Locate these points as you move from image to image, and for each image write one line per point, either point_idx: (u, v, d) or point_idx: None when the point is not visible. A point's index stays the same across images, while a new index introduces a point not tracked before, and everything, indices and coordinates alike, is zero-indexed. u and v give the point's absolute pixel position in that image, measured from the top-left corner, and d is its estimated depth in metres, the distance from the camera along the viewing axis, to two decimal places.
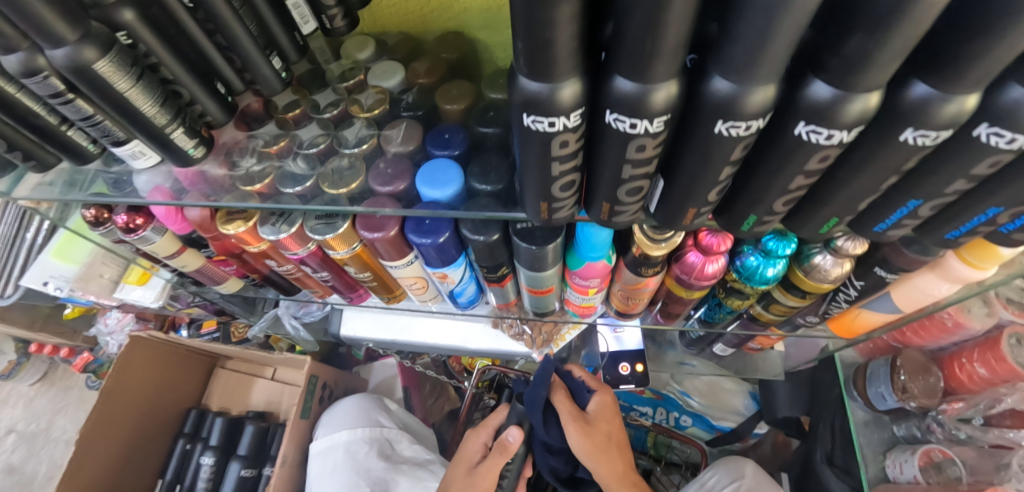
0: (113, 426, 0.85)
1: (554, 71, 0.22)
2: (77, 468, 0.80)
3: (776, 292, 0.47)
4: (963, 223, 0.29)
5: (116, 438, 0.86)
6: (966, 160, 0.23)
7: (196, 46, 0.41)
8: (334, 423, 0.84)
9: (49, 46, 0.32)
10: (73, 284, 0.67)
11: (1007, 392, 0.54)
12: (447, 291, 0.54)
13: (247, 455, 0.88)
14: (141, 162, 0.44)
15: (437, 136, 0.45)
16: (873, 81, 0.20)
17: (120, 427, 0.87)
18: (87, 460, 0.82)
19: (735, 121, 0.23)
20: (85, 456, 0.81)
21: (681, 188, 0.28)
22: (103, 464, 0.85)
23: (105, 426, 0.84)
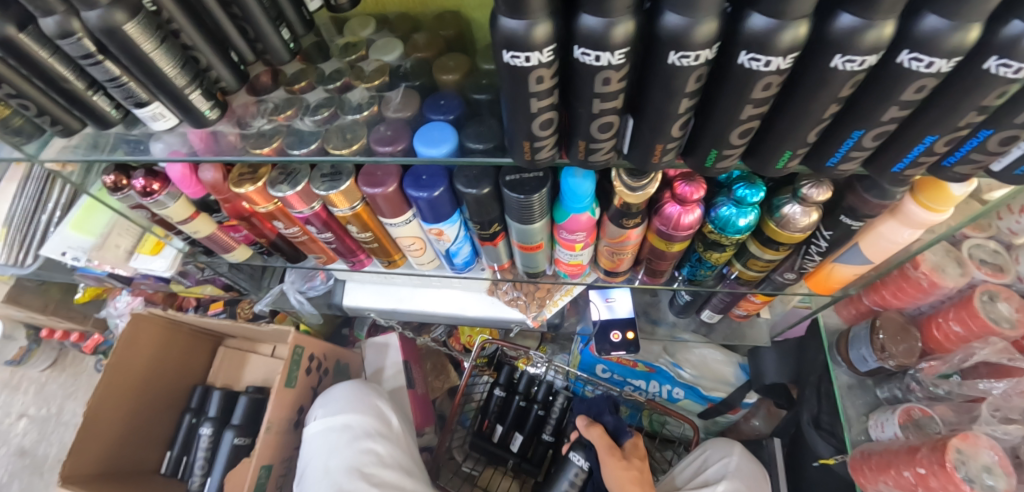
0: (120, 398, 0.89)
1: (528, 8, 0.25)
2: (87, 435, 0.84)
3: (754, 246, 0.49)
4: (906, 155, 0.32)
5: (123, 409, 0.90)
6: (895, 86, 0.26)
7: (212, 17, 0.46)
8: (334, 406, 0.83)
9: (84, 8, 0.35)
10: (91, 254, 0.71)
11: (979, 347, 0.56)
12: (443, 251, 0.57)
13: (240, 425, 0.90)
14: (160, 124, 0.48)
15: (434, 103, 0.49)
16: (801, 9, 0.23)
17: (125, 399, 0.90)
18: (96, 428, 0.86)
19: (685, 51, 0.26)
20: (94, 424, 0.85)
21: (648, 124, 0.32)
22: (112, 434, 0.89)
23: (112, 397, 0.88)
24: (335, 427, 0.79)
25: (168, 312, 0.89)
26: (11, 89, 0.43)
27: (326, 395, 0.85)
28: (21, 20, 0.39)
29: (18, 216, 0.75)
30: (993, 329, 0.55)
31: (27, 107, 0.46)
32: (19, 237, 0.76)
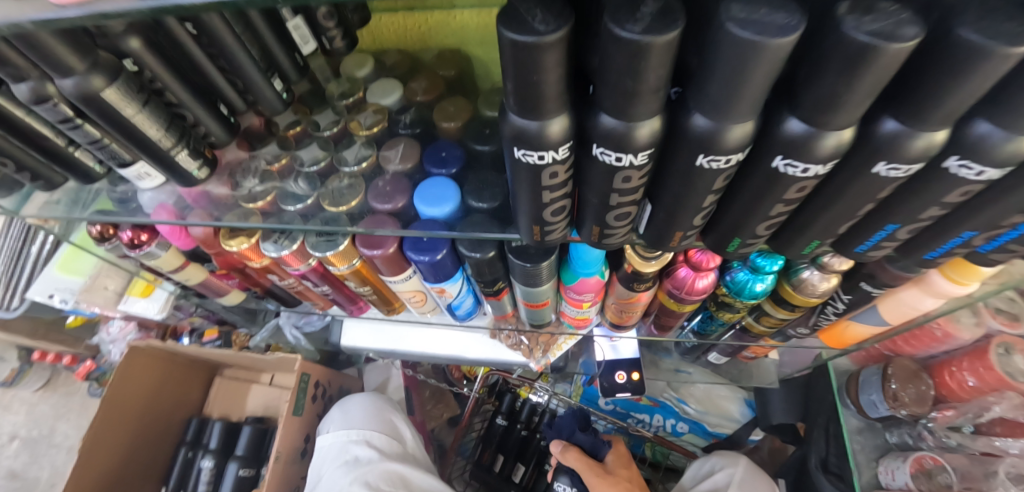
0: (115, 435, 0.86)
1: (544, 108, 0.23)
2: (82, 473, 0.82)
3: (768, 305, 0.48)
4: (940, 246, 0.30)
5: (117, 446, 0.87)
6: (939, 188, 0.24)
7: (200, 71, 0.42)
8: (349, 421, 0.83)
9: (57, 76, 0.32)
10: (79, 297, 0.67)
11: (995, 401, 0.55)
12: (445, 304, 0.55)
13: (245, 455, 0.88)
14: (147, 183, 0.44)
15: (434, 154, 0.46)
16: (845, 119, 0.21)
17: (122, 434, 0.88)
18: (90, 467, 0.83)
19: (715, 155, 0.24)
20: (88, 464, 0.83)
21: (668, 212, 0.30)
22: (106, 471, 0.86)
23: (106, 434, 0.85)
24: (352, 440, 0.79)
25: (163, 345, 0.87)
26: None
27: (340, 407, 0.85)
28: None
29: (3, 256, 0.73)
30: (1009, 383, 0.53)
31: (5, 165, 0.42)
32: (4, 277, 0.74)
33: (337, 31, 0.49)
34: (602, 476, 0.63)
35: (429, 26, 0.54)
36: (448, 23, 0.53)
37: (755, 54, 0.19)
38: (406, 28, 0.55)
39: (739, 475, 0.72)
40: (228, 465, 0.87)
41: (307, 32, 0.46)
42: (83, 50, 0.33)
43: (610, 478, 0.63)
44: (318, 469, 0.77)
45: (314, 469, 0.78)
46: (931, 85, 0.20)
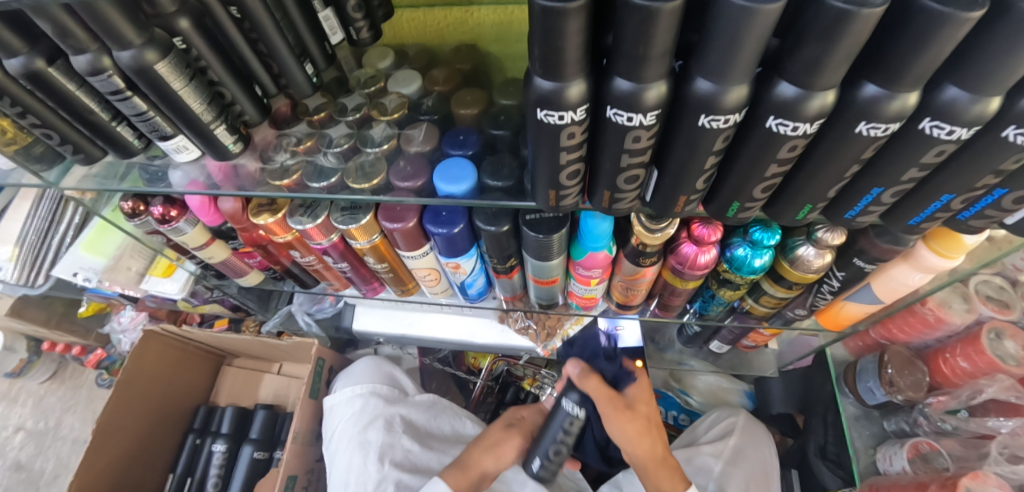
0: (130, 418, 0.87)
1: (564, 72, 0.26)
2: (99, 455, 0.83)
3: (766, 283, 0.50)
4: (922, 210, 0.33)
5: (131, 428, 0.88)
6: (915, 149, 0.27)
7: (238, 54, 0.45)
8: (353, 380, 0.86)
9: (117, 48, 0.36)
10: (102, 275, 0.70)
11: (987, 384, 0.57)
12: (458, 283, 0.57)
13: (259, 439, 0.91)
14: (183, 156, 0.48)
15: (452, 137, 0.49)
16: (828, 81, 0.24)
17: (136, 417, 0.89)
18: (105, 449, 0.84)
19: (715, 115, 0.27)
20: (104, 446, 0.83)
21: (673, 177, 0.33)
22: (119, 455, 0.86)
23: (122, 417, 0.86)
24: (359, 394, 0.83)
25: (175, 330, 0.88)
26: (35, 118, 0.44)
27: (342, 373, 0.88)
28: (51, 55, 0.39)
29: (31, 235, 0.74)
30: (999, 367, 0.55)
31: (51, 135, 0.46)
32: (30, 257, 0.75)
33: (365, 23, 0.51)
34: (619, 409, 0.59)
35: (447, 24, 0.58)
36: (464, 20, 0.57)
37: (749, 20, 0.22)
38: (427, 25, 0.58)
39: (740, 424, 0.79)
40: (243, 447, 0.90)
41: (336, 22, 0.49)
42: (140, 26, 0.36)
43: (628, 413, 0.59)
44: (330, 424, 0.82)
45: (326, 425, 0.83)
46: (901, 49, 0.23)
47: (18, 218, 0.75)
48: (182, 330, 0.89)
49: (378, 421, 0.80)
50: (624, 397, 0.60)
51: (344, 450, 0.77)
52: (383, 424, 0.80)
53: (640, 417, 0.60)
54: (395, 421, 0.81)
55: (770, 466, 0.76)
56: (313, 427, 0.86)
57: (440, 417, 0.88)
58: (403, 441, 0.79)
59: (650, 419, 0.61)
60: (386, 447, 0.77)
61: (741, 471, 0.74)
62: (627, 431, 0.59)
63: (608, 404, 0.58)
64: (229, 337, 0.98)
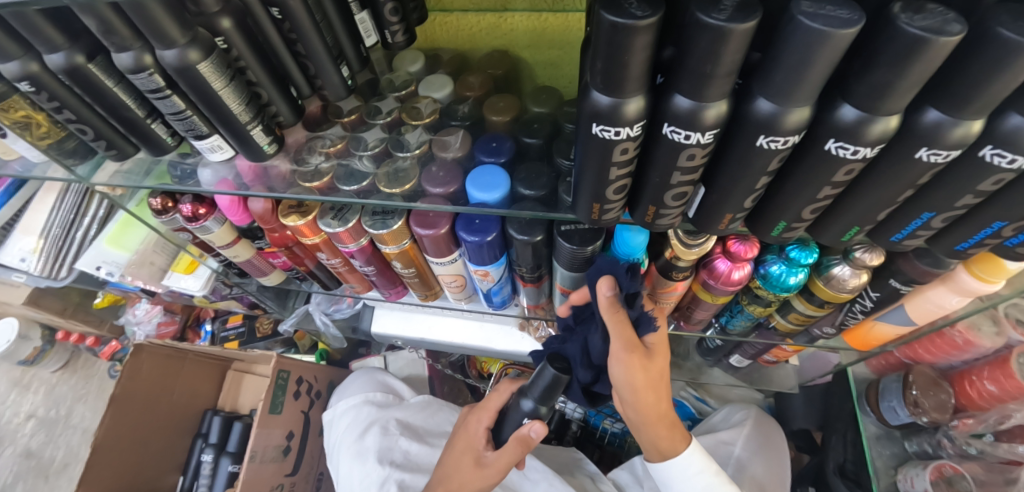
0: (128, 434, 0.82)
1: (624, 88, 0.26)
2: (99, 475, 0.78)
3: (796, 300, 0.50)
4: (972, 236, 0.32)
5: (130, 445, 0.83)
6: (974, 176, 0.27)
7: (277, 55, 0.44)
8: (348, 392, 0.89)
9: (161, 47, 0.36)
10: (126, 270, 0.71)
11: (1015, 409, 0.56)
12: (484, 290, 0.57)
13: (236, 452, 0.88)
14: (217, 155, 0.48)
15: (485, 144, 0.49)
16: (893, 107, 0.24)
17: (134, 433, 0.83)
18: (105, 469, 0.79)
19: (775, 136, 0.27)
20: (101, 467, 0.78)
21: (720, 195, 0.32)
22: (120, 472, 0.82)
23: (116, 435, 0.80)
24: (354, 405, 0.84)
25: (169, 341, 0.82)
26: (72, 113, 0.44)
27: (339, 390, 0.91)
28: (90, 50, 0.40)
29: (55, 228, 0.75)
30: None
31: (85, 130, 0.46)
32: (54, 250, 0.76)
33: (400, 26, 0.51)
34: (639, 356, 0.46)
35: (481, 29, 0.58)
36: (498, 25, 0.57)
37: (822, 43, 0.22)
38: (460, 29, 0.58)
39: (755, 412, 0.80)
40: (220, 460, 0.88)
41: (371, 25, 0.50)
42: (185, 26, 0.36)
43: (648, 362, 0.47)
44: (332, 438, 0.83)
45: (329, 438, 0.84)
46: (971, 78, 0.23)
47: (43, 210, 0.76)
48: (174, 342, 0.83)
49: (374, 427, 0.79)
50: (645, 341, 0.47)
51: (343, 459, 0.76)
52: (379, 428, 0.79)
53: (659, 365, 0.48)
54: (391, 424, 0.80)
55: (782, 457, 0.76)
56: (278, 442, 0.81)
57: (437, 414, 0.87)
58: (400, 442, 0.78)
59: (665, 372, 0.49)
60: (385, 450, 0.76)
61: (756, 458, 0.74)
62: (640, 385, 0.47)
63: (628, 352, 0.45)
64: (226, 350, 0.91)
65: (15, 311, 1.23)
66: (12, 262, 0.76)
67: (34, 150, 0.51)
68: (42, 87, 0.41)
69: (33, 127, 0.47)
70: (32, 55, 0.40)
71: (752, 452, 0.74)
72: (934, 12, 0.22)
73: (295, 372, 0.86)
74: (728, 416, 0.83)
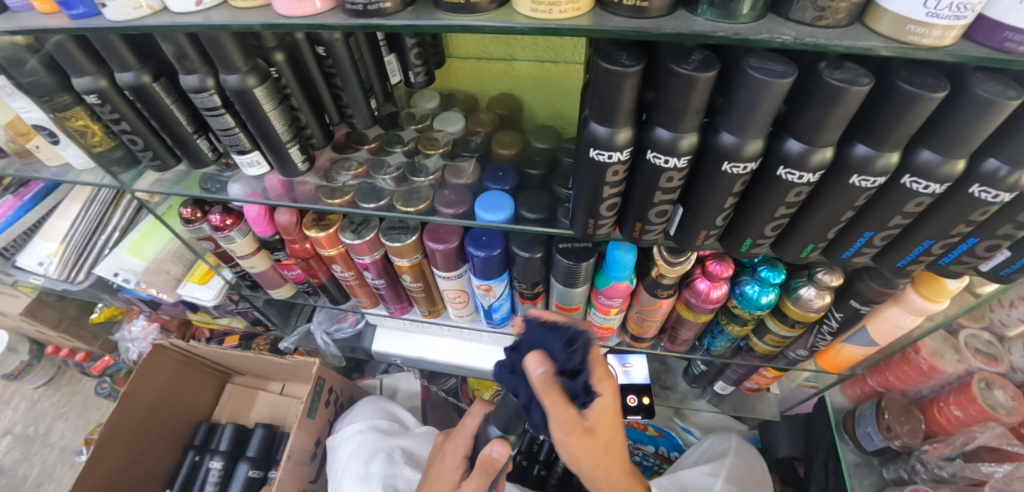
0: (126, 435, 0.81)
1: (615, 120, 0.32)
2: (89, 471, 0.76)
3: (770, 320, 0.55)
4: (908, 252, 0.38)
5: (123, 443, 0.81)
6: (900, 199, 0.33)
7: (316, 85, 0.51)
8: (348, 421, 0.85)
9: (225, 72, 0.42)
10: (142, 277, 0.74)
11: (979, 431, 0.59)
12: (486, 306, 0.61)
13: (255, 456, 0.82)
14: (253, 170, 0.53)
15: (492, 173, 0.55)
16: (827, 140, 0.31)
17: (128, 434, 0.82)
18: (96, 466, 0.77)
19: (736, 162, 0.33)
20: (94, 464, 0.77)
21: (696, 214, 0.38)
22: (109, 472, 0.80)
23: (116, 436, 0.80)
24: (356, 430, 0.82)
25: (190, 342, 0.86)
26: (127, 125, 0.50)
27: (344, 415, 0.88)
28: (156, 72, 0.46)
29: (77, 237, 0.79)
30: (990, 414, 0.58)
31: (135, 141, 0.52)
32: (75, 254, 0.79)
33: (422, 68, 0.59)
34: (581, 436, 0.46)
35: (492, 74, 0.66)
36: (507, 72, 0.65)
37: (768, 87, 0.28)
38: (472, 75, 0.67)
39: (734, 442, 0.81)
40: (238, 464, 0.80)
41: (397, 66, 0.57)
42: (247, 57, 0.42)
43: (588, 440, 0.47)
44: (335, 464, 0.80)
45: (331, 465, 0.81)
46: (884, 120, 0.29)
47: (67, 218, 0.80)
48: (195, 344, 0.87)
49: (379, 453, 0.79)
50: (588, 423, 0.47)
51: (347, 485, 0.76)
52: (385, 456, 0.79)
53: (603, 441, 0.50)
54: (395, 452, 0.80)
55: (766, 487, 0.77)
56: (307, 446, 0.78)
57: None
58: (405, 470, 0.78)
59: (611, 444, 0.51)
60: (389, 478, 0.76)
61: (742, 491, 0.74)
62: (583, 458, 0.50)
63: (567, 434, 0.45)
64: (234, 357, 0.93)
65: (11, 323, 1.24)
66: (32, 266, 0.80)
67: (80, 156, 0.62)
68: (106, 100, 0.47)
69: (89, 135, 0.53)
70: (103, 72, 0.46)
71: (734, 480, 0.75)
72: (850, 69, 0.29)
73: (330, 380, 0.83)
74: (712, 445, 0.84)
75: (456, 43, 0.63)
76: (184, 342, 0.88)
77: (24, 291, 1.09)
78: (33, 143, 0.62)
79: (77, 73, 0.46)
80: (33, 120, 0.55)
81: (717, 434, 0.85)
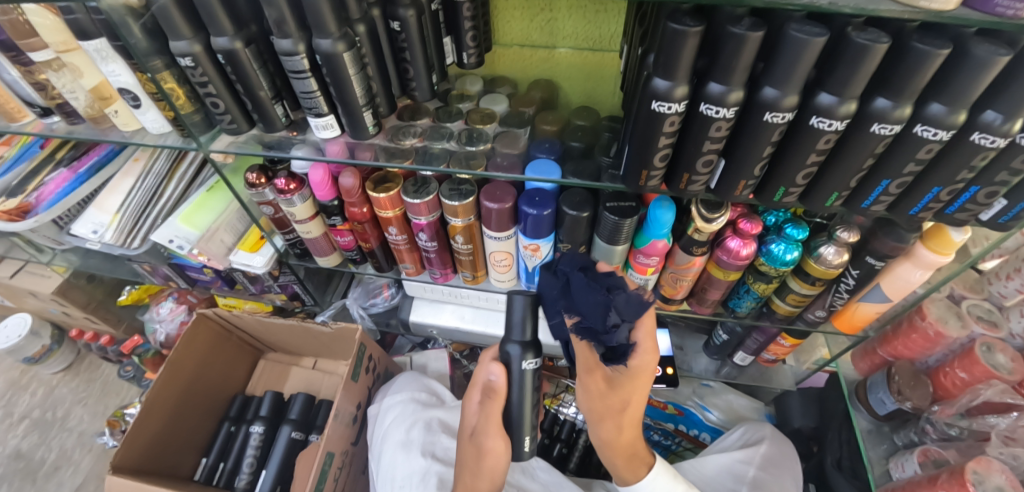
0: (170, 400, 0.85)
1: (675, 75, 0.38)
2: (137, 432, 0.79)
3: (793, 281, 0.60)
4: (919, 200, 0.45)
5: (168, 409, 0.85)
6: (913, 147, 0.40)
7: (387, 58, 0.57)
8: (388, 393, 0.90)
9: (320, 38, 0.48)
10: (198, 244, 0.78)
11: (984, 387, 0.63)
12: (530, 267, 0.67)
13: (298, 419, 0.90)
14: (325, 133, 0.59)
15: (540, 145, 0.61)
16: (853, 92, 0.37)
17: (172, 399, 0.86)
18: (144, 428, 0.80)
19: (777, 112, 0.39)
20: (143, 427, 0.80)
21: (737, 164, 0.44)
22: (153, 437, 0.83)
23: (162, 400, 0.83)
24: (397, 401, 0.87)
25: (232, 312, 0.90)
26: (212, 88, 0.56)
27: (383, 388, 0.92)
28: (247, 39, 0.52)
29: (133, 207, 0.84)
30: (993, 373, 0.63)
31: (217, 104, 0.58)
32: (130, 222, 0.84)
33: (474, 51, 0.65)
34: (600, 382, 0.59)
35: (534, 64, 0.73)
36: (548, 59, 0.72)
37: (806, 45, 0.35)
38: (515, 63, 0.73)
39: (768, 432, 0.81)
40: (281, 428, 0.88)
41: (452, 47, 0.64)
42: (341, 26, 0.49)
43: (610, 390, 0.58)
44: (377, 431, 0.85)
45: (371, 431, 0.86)
46: (901, 74, 0.36)
47: (119, 191, 0.85)
48: (235, 314, 0.91)
49: (418, 423, 0.83)
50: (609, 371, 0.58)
51: (388, 450, 0.80)
52: (423, 426, 0.83)
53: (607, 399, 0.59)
54: (434, 422, 0.84)
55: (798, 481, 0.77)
56: (350, 409, 0.83)
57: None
58: (443, 439, 0.82)
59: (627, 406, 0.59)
60: (429, 445, 0.81)
61: (772, 479, 0.75)
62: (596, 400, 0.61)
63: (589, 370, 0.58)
64: (270, 332, 0.97)
65: (40, 305, 1.27)
66: (86, 233, 0.85)
67: (158, 120, 0.68)
68: (198, 64, 0.53)
69: (174, 98, 0.59)
70: (198, 38, 0.52)
71: (766, 469, 0.76)
72: (873, 32, 0.35)
73: (371, 348, 0.88)
74: (744, 434, 0.83)
75: (503, 31, 0.70)
76: (225, 313, 0.93)
77: (59, 271, 1.17)
78: (112, 108, 0.68)
79: (176, 37, 0.51)
80: (120, 84, 0.61)
81: (752, 424, 0.84)
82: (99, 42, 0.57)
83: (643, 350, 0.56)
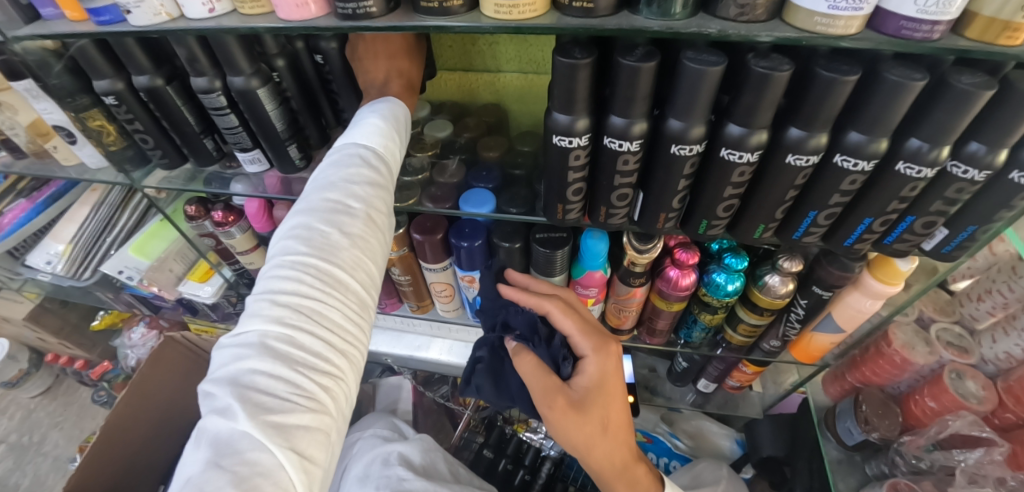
0: (133, 424, 0.84)
1: (575, 108, 0.36)
2: (99, 458, 0.78)
3: (741, 310, 0.57)
4: (853, 231, 0.42)
5: (130, 433, 0.84)
6: (835, 177, 0.37)
7: (315, 90, 0.55)
8: (356, 432, 0.88)
9: (231, 74, 0.47)
10: (146, 274, 0.77)
11: (952, 418, 0.59)
12: (471, 298, 0.65)
13: None
14: (255, 167, 0.58)
15: (477, 173, 0.58)
16: (761, 123, 0.34)
17: (137, 423, 0.85)
18: (106, 453, 0.79)
19: (683, 144, 0.36)
20: (105, 452, 0.79)
21: (654, 198, 0.42)
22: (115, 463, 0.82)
23: (124, 424, 0.82)
24: (360, 440, 0.84)
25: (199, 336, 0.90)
26: (139, 125, 0.55)
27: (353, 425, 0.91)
28: (169, 76, 0.51)
29: (85, 238, 0.84)
30: (961, 403, 0.59)
31: (147, 140, 0.57)
32: (82, 254, 0.84)
33: None
34: (568, 411, 0.47)
35: (478, 86, 0.70)
36: (493, 83, 0.69)
37: (704, 75, 0.32)
38: (459, 85, 0.71)
39: (727, 471, 0.78)
40: None
41: None
42: (252, 60, 0.47)
43: (579, 417, 0.47)
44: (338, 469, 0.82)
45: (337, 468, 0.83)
46: (810, 105, 0.33)
47: (74, 221, 0.84)
48: None
49: (376, 459, 0.78)
50: (574, 397, 0.48)
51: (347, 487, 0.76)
52: (381, 460, 0.78)
53: (596, 423, 0.48)
54: (392, 456, 0.78)
55: None
56: None
57: (438, 460, 0.81)
58: (398, 469, 0.75)
59: (607, 425, 0.49)
60: (383, 478, 0.73)
61: None
62: (583, 442, 0.48)
63: (551, 408, 0.48)
64: None
65: (14, 329, 1.27)
66: (40, 264, 0.85)
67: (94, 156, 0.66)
68: (122, 102, 0.52)
69: (104, 135, 0.58)
70: (120, 76, 0.51)
71: None
72: (775, 59, 0.32)
73: None
74: (700, 472, 0.79)
75: (444, 55, 0.67)
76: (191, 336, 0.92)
77: (30, 296, 1.17)
78: (52, 143, 0.67)
79: (97, 76, 0.50)
80: (53, 121, 0.60)
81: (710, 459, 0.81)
82: (26, 82, 0.55)
83: (586, 383, 0.48)
